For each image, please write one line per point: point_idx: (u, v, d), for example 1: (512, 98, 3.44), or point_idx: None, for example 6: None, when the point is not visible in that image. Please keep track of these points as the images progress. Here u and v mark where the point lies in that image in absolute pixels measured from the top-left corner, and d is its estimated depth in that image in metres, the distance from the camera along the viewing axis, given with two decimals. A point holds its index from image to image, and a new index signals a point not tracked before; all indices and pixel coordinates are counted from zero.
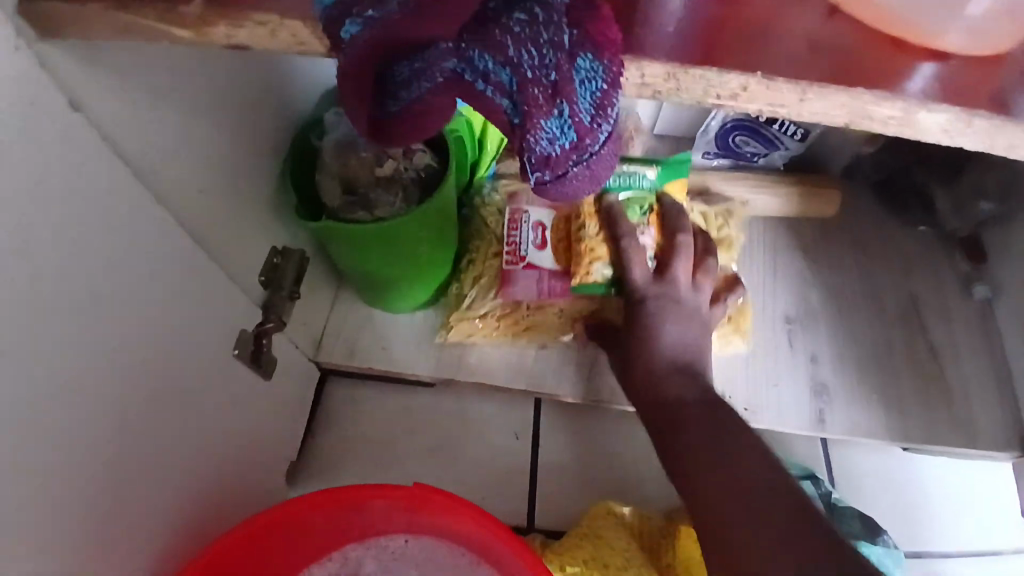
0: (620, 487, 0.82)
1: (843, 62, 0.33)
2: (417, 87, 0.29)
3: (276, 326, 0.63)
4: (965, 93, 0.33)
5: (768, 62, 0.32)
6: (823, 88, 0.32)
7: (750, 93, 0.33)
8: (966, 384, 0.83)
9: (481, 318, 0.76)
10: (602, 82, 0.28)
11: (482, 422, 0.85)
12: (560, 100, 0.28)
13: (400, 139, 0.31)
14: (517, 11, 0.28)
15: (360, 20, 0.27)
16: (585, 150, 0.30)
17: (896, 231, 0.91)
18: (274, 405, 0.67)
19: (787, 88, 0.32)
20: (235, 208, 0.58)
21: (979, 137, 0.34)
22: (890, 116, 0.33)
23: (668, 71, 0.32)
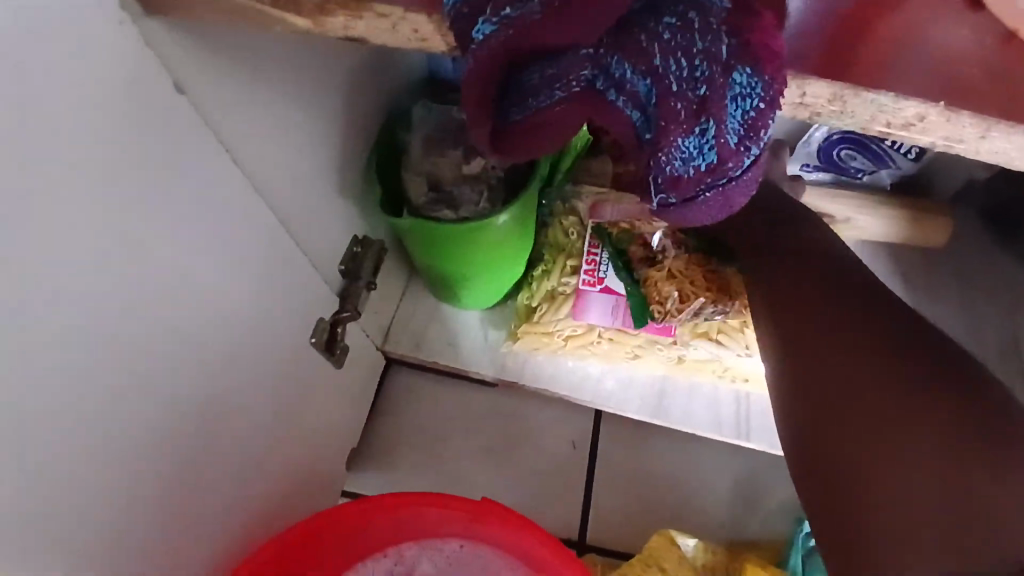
0: (680, 510, 0.78)
1: (1020, 95, 0.29)
2: (546, 96, 0.26)
3: (351, 316, 0.62)
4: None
5: (940, 87, 0.29)
6: (1011, 127, 0.28)
7: (926, 124, 0.29)
8: None
9: (549, 332, 0.74)
10: (758, 100, 0.25)
11: (542, 427, 0.83)
12: (706, 117, 0.26)
13: (518, 152, 0.29)
14: (668, 15, 0.25)
15: (495, 20, 0.25)
16: (723, 173, 0.27)
17: (1006, 267, 0.83)
18: (340, 392, 0.67)
19: (969, 121, 0.29)
20: (322, 194, 0.57)
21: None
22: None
23: (835, 92, 0.29)
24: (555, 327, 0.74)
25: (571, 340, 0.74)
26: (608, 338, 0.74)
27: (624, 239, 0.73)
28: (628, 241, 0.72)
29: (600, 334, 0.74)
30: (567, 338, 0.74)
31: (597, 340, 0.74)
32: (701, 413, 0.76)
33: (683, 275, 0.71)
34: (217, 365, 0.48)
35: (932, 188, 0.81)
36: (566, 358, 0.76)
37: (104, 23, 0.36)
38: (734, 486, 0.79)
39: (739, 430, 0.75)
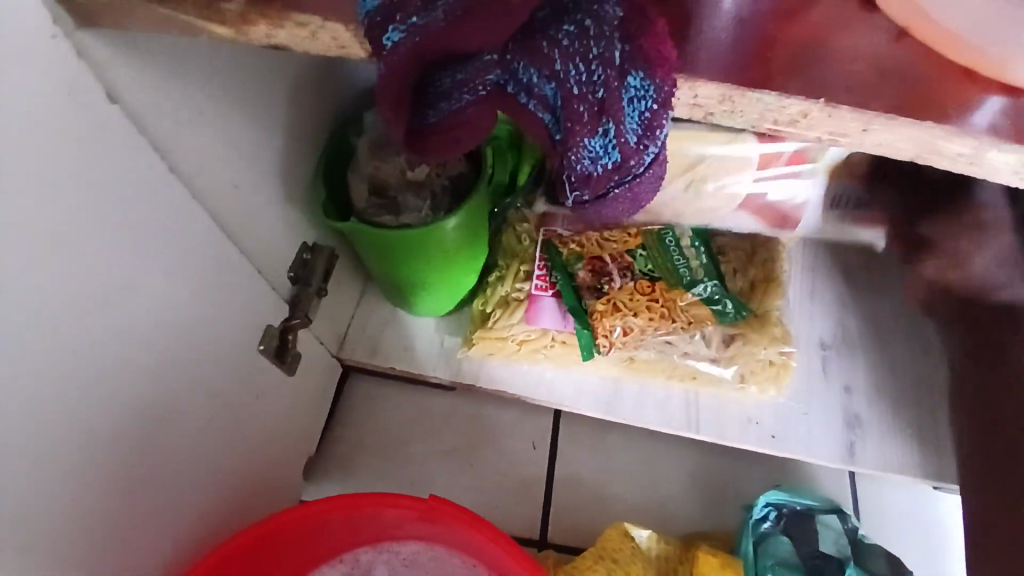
0: (638, 504, 0.80)
1: (909, 89, 0.31)
2: (456, 99, 0.28)
3: (301, 324, 0.62)
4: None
5: (829, 86, 0.30)
6: (890, 120, 0.30)
7: (811, 120, 0.31)
8: None
9: (503, 336, 0.75)
10: (652, 102, 0.27)
11: (501, 429, 0.84)
12: (604, 120, 0.27)
13: (436, 152, 0.30)
14: (567, 23, 0.27)
15: (402, 28, 0.26)
16: (628, 171, 0.29)
17: None
18: (295, 401, 0.67)
19: (851, 116, 0.30)
20: (268, 202, 0.58)
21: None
22: (956, 153, 0.32)
23: (723, 93, 0.30)
24: (509, 331, 0.75)
25: (524, 344, 0.75)
26: (560, 341, 0.75)
27: (573, 261, 0.74)
28: (576, 265, 0.74)
29: (553, 338, 0.75)
30: (520, 343, 0.75)
31: (550, 343, 0.76)
32: (653, 410, 0.76)
33: (627, 305, 0.73)
34: (164, 374, 0.48)
35: None
36: (520, 363, 0.77)
37: (35, 36, 0.36)
38: (689, 479, 0.81)
39: (691, 423, 0.76)
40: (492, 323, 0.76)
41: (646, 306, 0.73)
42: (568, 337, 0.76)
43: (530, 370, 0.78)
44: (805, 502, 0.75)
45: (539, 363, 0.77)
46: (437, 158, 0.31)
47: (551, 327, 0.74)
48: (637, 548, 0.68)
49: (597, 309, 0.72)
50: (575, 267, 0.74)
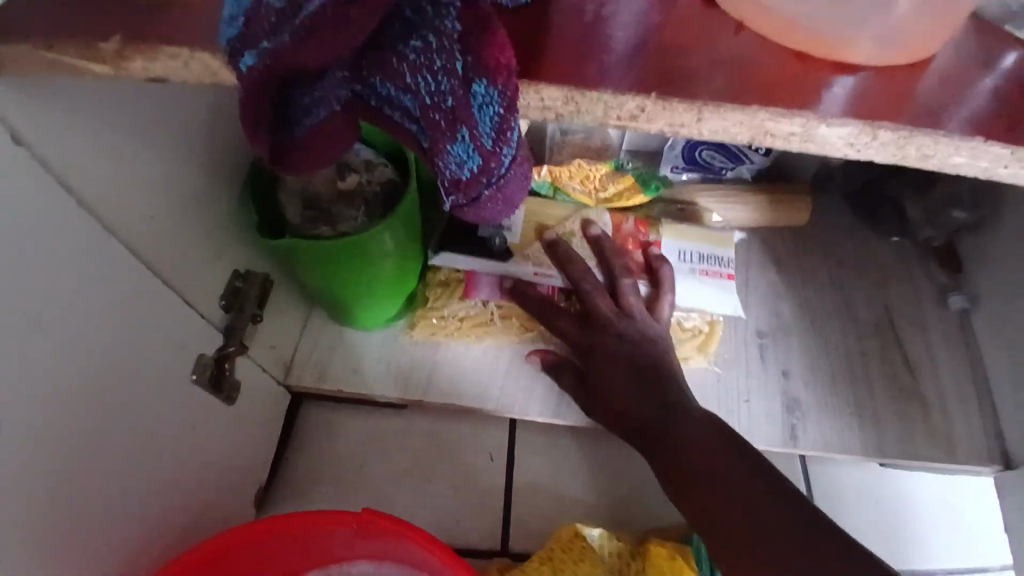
0: (596, 505, 0.81)
1: (752, 79, 0.33)
2: (318, 115, 0.29)
3: (238, 351, 0.62)
4: (875, 103, 0.34)
5: (666, 82, 0.33)
6: (717, 107, 0.33)
7: (648, 113, 0.33)
8: (942, 395, 0.83)
9: (443, 315, 0.77)
10: (498, 107, 0.29)
11: (457, 441, 0.84)
12: (459, 127, 0.29)
13: (308, 166, 0.31)
14: (412, 39, 0.28)
15: (256, 53, 0.27)
16: (492, 172, 0.30)
17: (869, 243, 0.92)
18: (236, 431, 0.67)
19: (682, 107, 0.33)
20: (193, 233, 0.58)
21: (892, 149, 0.34)
22: (790, 133, 0.34)
23: (565, 94, 0.33)
24: (447, 310, 0.77)
25: (462, 324, 0.77)
26: (498, 314, 0.77)
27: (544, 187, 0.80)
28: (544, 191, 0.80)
29: (493, 312, 0.78)
30: (461, 320, 0.77)
31: (490, 318, 0.78)
32: None
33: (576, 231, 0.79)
34: (88, 414, 0.48)
35: (791, 177, 0.89)
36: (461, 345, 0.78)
37: None
38: (643, 475, 0.83)
39: None
40: (429, 309, 0.78)
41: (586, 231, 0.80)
42: (505, 310, 0.78)
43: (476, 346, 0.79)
44: None
45: (483, 340, 0.78)
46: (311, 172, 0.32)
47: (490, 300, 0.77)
48: (588, 547, 0.69)
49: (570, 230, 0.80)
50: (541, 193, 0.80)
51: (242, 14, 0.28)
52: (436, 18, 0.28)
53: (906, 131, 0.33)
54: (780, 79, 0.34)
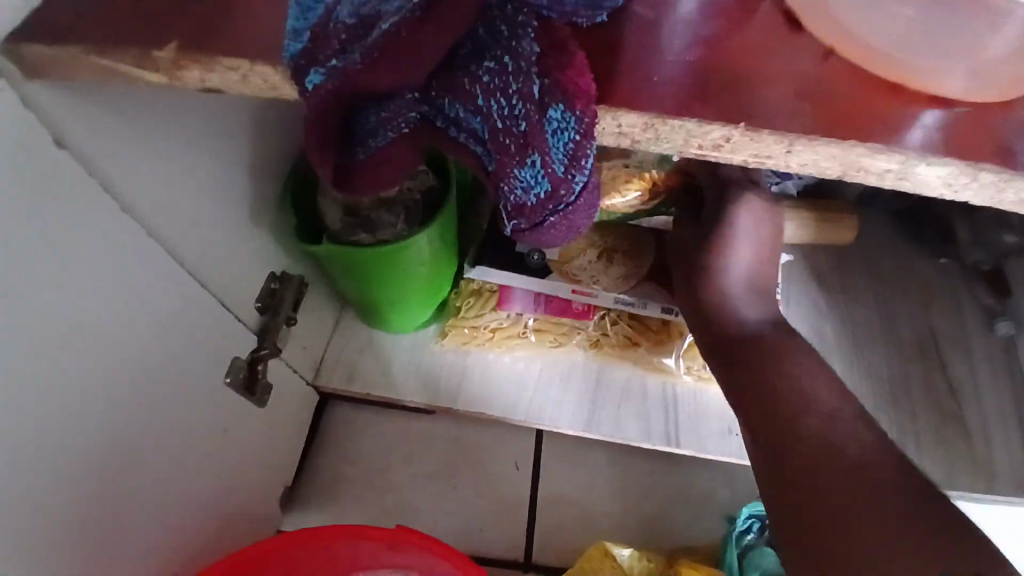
0: (624, 520, 0.80)
1: (835, 110, 0.31)
2: (381, 136, 0.30)
3: (271, 354, 0.62)
4: (970, 140, 0.32)
5: (751, 110, 0.31)
6: (809, 140, 0.31)
7: (733, 143, 0.31)
8: (987, 424, 0.80)
9: (476, 325, 0.75)
10: (573, 131, 0.28)
11: (483, 449, 0.83)
12: (531, 152, 0.29)
13: (365, 185, 0.32)
14: (487, 60, 0.28)
15: (323, 71, 0.28)
16: (561, 200, 0.30)
17: (914, 263, 0.89)
18: (265, 432, 0.67)
19: (771, 138, 0.31)
20: (233, 234, 0.57)
21: (991, 189, 0.32)
22: (885, 168, 0.32)
23: (646, 121, 0.31)
24: (480, 321, 0.75)
25: (495, 333, 0.75)
26: (532, 327, 0.75)
27: None
28: None
29: (526, 325, 0.76)
30: (493, 331, 0.75)
31: (523, 331, 0.76)
32: (631, 424, 0.75)
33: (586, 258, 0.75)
34: (124, 416, 0.47)
35: (837, 193, 0.86)
36: (494, 353, 0.76)
37: None
38: (671, 492, 0.81)
39: (668, 438, 0.74)
40: (461, 317, 0.76)
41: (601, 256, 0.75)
42: (539, 324, 0.76)
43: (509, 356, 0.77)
44: None
45: (516, 350, 0.77)
46: (368, 190, 0.33)
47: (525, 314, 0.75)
48: (618, 568, 0.67)
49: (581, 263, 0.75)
50: None
51: (307, 29, 0.28)
52: (512, 39, 0.28)
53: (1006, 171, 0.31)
54: (868, 112, 0.32)
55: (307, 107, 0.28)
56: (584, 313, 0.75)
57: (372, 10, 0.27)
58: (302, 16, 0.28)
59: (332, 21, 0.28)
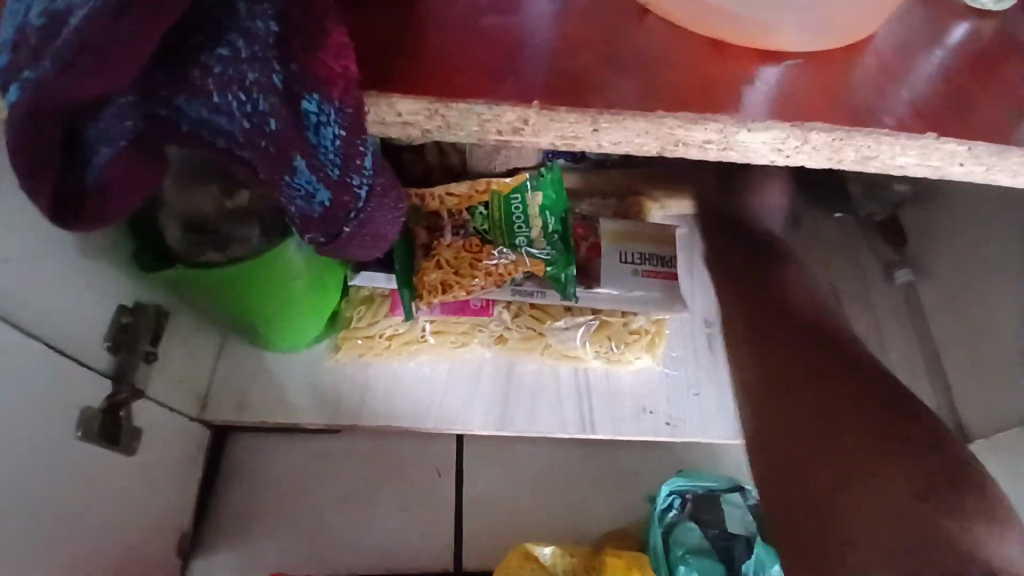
0: (553, 517, 0.76)
1: (664, 79, 0.33)
2: (104, 149, 0.30)
3: (130, 396, 0.57)
4: (805, 95, 0.34)
5: (547, 90, 0.33)
6: (613, 116, 0.32)
7: (532, 125, 0.33)
8: (893, 370, 0.82)
9: (372, 334, 0.71)
10: (337, 127, 0.31)
11: (401, 460, 0.78)
12: (294, 155, 0.30)
13: (108, 209, 0.31)
14: (221, 47, 0.29)
15: (17, 83, 0.26)
16: (347, 207, 0.33)
17: (813, 219, 0.90)
18: (137, 480, 0.60)
19: (572, 116, 0.33)
20: (68, 267, 0.51)
21: (823, 150, 0.34)
22: (704, 140, 0.34)
23: (427, 108, 0.33)
24: (374, 329, 0.71)
25: (391, 341, 0.71)
26: (430, 329, 0.71)
27: (415, 215, 0.65)
28: (416, 221, 0.65)
29: (425, 328, 0.71)
30: (390, 338, 0.71)
31: (421, 335, 0.71)
32: (547, 413, 0.72)
33: (453, 265, 0.64)
34: None
35: None
36: (394, 360, 0.72)
37: None
38: (597, 480, 0.78)
39: (584, 423, 0.72)
40: (354, 327, 0.71)
41: (470, 269, 0.63)
42: (438, 326, 0.71)
43: (411, 362, 0.73)
44: (706, 484, 0.71)
45: (417, 354, 0.72)
46: (117, 214, 0.32)
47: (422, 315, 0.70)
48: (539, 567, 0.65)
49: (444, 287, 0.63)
50: (415, 224, 0.65)
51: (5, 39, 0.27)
52: (247, 22, 0.29)
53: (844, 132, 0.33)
54: (665, 82, 0.33)
55: (7, 123, 0.27)
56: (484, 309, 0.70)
57: (62, 4, 0.26)
58: (9, 23, 0.27)
59: (27, 24, 0.27)
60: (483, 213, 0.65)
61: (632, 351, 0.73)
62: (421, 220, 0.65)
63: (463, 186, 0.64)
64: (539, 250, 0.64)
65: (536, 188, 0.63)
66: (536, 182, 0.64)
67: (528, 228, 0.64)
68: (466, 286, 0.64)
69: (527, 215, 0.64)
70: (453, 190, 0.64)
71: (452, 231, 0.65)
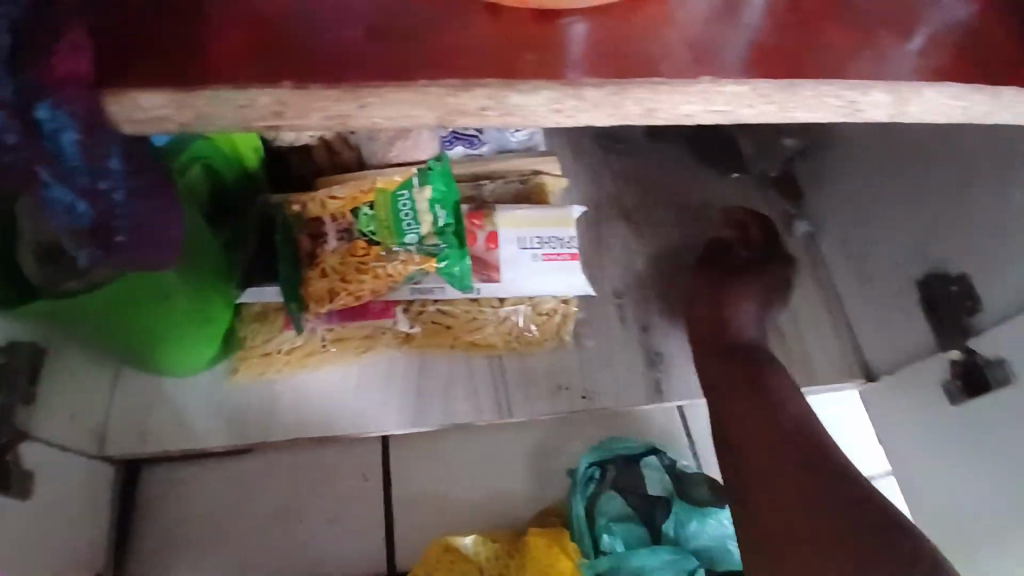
0: (484, 508, 0.75)
1: (436, 48, 0.33)
2: None
3: (20, 437, 0.53)
4: (594, 53, 0.34)
5: (294, 69, 0.32)
6: (374, 90, 0.32)
7: (290, 108, 0.33)
8: (799, 319, 0.84)
9: (268, 352, 0.69)
10: (73, 132, 0.33)
11: (327, 468, 0.75)
12: (38, 167, 0.34)
13: None
14: None
15: None
16: (107, 208, 0.38)
17: (712, 179, 0.91)
18: (33, 526, 0.56)
19: (329, 93, 0.32)
20: None
21: (597, 106, 0.34)
22: (482, 107, 0.34)
23: (170, 99, 0.32)
24: (272, 345, 0.69)
25: (291, 357, 0.69)
26: (331, 340, 0.70)
27: (295, 224, 0.63)
28: (297, 228, 0.63)
29: (324, 338, 0.70)
30: (289, 353, 0.69)
31: (322, 345, 0.70)
32: (462, 406, 0.72)
33: (339, 272, 0.62)
34: None
35: (619, 140, 0.91)
36: (297, 374, 0.70)
37: None
38: (529, 464, 0.77)
39: (501, 408, 0.72)
40: (251, 343, 0.69)
41: (357, 275, 0.61)
42: (338, 336, 0.70)
43: (315, 375, 0.71)
44: (624, 450, 0.73)
45: (320, 363, 0.71)
46: None
47: (322, 329, 0.70)
48: (463, 558, 0.65)
49: (332, 295, 0.62)
50: (296, 232, 0.63)
51: None
52: None
53: (622, 86, 0.33)
54: (434, 54, 0.33)
55: None
56: (383, 313, 0.69)
57: None
58: None
59: None
60: (368, 214, 0.62)
61: (540, 335, 0.73)
62: (302, 228, 0.63)
63: (343, 188, 0.62)
64: (431, 247, 0.62)
65: (423, 183, 0.60)
66: (423, 176, 0.61)
67: (418, 225, 0.61)
68: (356, 291, 0.62)
69: (416, 211, 0.61)
70: (333, 194, 0.62)
71: (336, 236, 0.63)
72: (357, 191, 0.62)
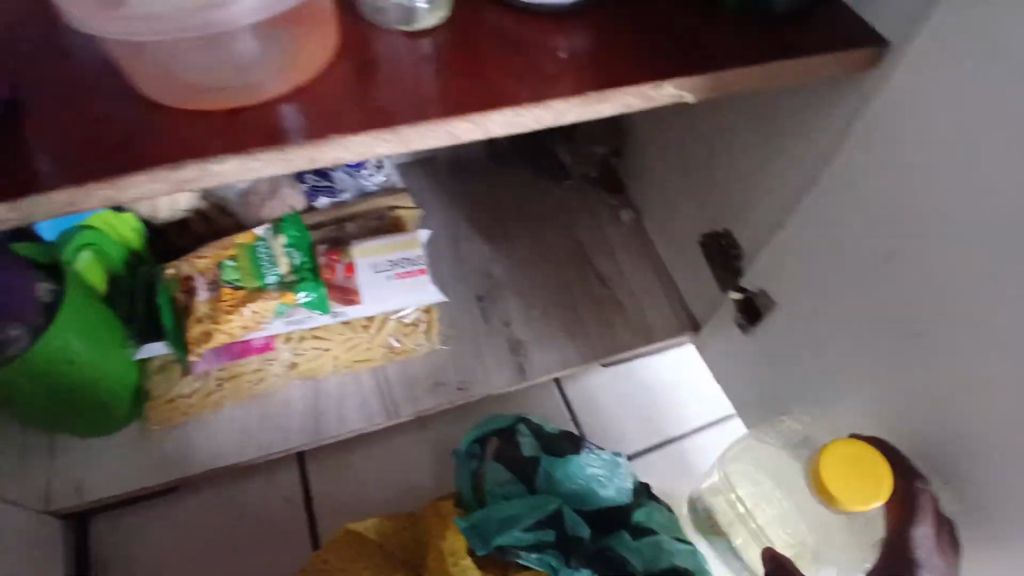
0: (393, 502, 0.85)
1: (178, 139, 0.42)
2: None
3: None
4: (287, 126, 0.43)
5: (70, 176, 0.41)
6: (129, 178, 0.40)
7: (77, 202, 0.41)
8: (634, 292, 0.99)
9: (172, 400, 0.81)
10: None
11: (247, 497, 0.84)
12: None
13: None
14: None
15: None
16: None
17: (550, 188, 1.07)
18: None
19: (97, 188, 0.40)
20: None
21: (280, 162, 0.42)
22: (196, 176, 0.41)
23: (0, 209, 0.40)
24: (175, 392, 0.81)
25: (194, 400, 0.81)
26: (224, 379, 0.82)
27: (174, 285, 0.76)
28: (175, 288, 0.76)
29: (218, 378, 0.82)
30: (193, 397, 0.81)
31: (218, 385, 0.82)
32: (354, 411, 0.85)
33: (212, 317, 0.75)
34: None
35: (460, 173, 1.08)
36: (204, 415, 0.83)
37: None
38: (425, 457, 0.88)
39: (388, 410, 0.86)
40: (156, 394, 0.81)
41: (228, 314, 0.75)
42: (229, 373, 0.82)
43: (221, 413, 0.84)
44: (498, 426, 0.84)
45: (224, 402, 0.83)
46: None
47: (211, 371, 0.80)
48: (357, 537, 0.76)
49: (211, 336, 0.75)
50: (176, 291, 0.76)
51: None
52: None
53: (302, 146, 0.41)
54: (152, 146, 0.42)
55: None
56: (264, 346, 0.81)
57: None
58: None
59: None
60: (232, 265, 0.76)
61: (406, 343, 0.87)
62: (181, 287, 0.76)
63: (209, 248, 0.77)
64: (289, 282, 0.77)
65: (276, 233, 0.78)
66: (276, 228, 0.78)
67: (276, 266, 0.77)
68: (228, 329, 0.75)
69: (272, 255, 0.77)
70: (204, 254, 0.77)
71: (210, 287, 0.76)
72: (222, 249, 0.77)
